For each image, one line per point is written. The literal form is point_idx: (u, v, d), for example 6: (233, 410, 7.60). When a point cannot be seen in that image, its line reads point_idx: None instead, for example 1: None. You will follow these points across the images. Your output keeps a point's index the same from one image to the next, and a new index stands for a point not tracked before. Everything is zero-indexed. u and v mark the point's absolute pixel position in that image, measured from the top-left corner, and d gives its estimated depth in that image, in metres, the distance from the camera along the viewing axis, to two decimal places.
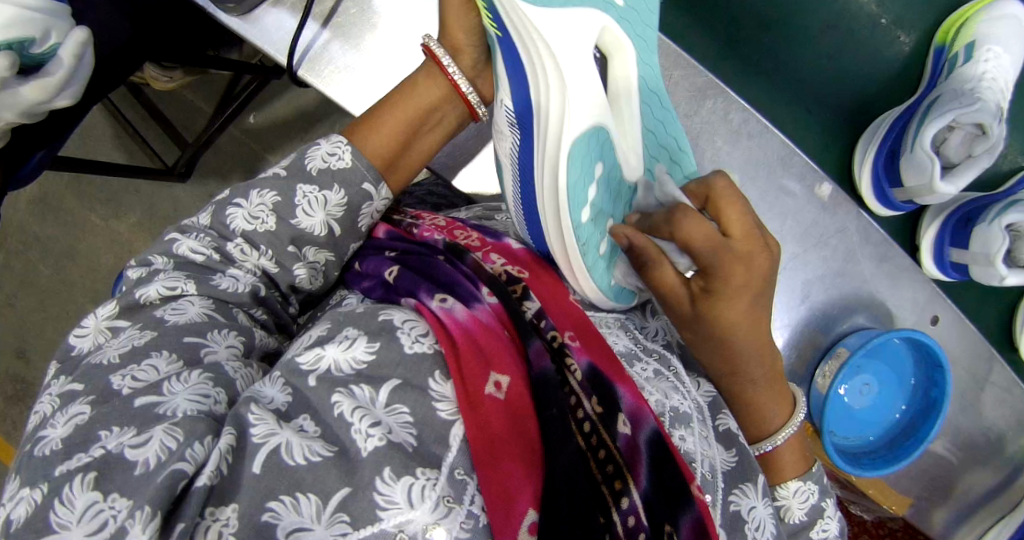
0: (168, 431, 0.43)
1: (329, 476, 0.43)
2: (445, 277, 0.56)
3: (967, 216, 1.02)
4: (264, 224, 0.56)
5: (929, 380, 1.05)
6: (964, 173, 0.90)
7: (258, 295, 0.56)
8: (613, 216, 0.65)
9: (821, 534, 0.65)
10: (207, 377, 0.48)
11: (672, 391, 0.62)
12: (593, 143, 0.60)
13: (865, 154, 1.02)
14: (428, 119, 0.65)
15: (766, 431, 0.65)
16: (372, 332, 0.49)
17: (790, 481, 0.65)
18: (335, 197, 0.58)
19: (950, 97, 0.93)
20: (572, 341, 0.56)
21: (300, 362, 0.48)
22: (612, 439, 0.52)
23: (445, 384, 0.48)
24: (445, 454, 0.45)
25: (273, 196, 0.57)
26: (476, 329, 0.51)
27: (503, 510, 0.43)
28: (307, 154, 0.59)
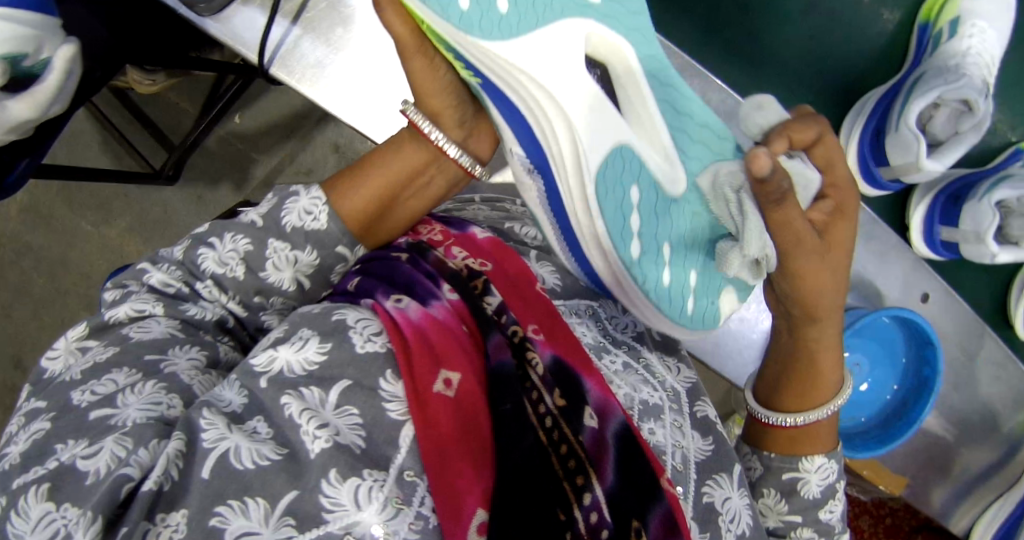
0: (119, 440, 0.42)
1: (277, 479, 0.42)
2: (401, 278, 0.54)
3: (957, 193, 1.00)
4: (233, 273, 0.54)
5: (920, 358, 1.04)
6: (952, 150, 0.89)
7: (225, 324, 0.55)
8: (672, 246, 0.59)
9: (830, 515, 0.66)
10: (164, 389, 0.46)
11: (641, 383, 0.61)
12: (622, 170, 0.56)
13: (852, 130, 1.00)
14: (409, 181, 0.60)
15: (814, 401, 0.65)
16: (325, 332, 0.48)
17: (816, 456, 0.65)
18: (306, 257, 0.56)
19: (935, 73, 0.91)
20: (536, 334, 0.55)
21: (254, 363, 0.47)
22: (574, 434, 0.51)
23: (396, 383, 0.47)
24: (394, 454, 0.45)
25: (245, 243, 0.55)
26: (429, 326, 0.50)
27: (453, 510, 0.43)
28: (284, 205, 0.56)
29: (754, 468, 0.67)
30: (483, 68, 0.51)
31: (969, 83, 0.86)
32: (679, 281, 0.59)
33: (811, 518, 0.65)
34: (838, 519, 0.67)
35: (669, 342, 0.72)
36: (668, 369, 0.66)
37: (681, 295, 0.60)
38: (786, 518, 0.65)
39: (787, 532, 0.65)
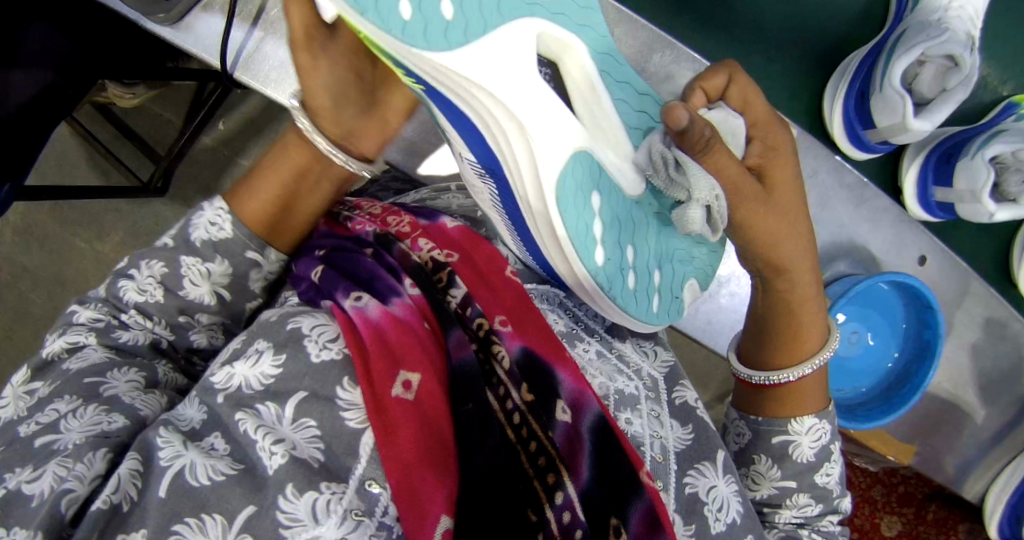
0: (61, 462, 0.43)
1: (233, 495, 0.42)
2: (366, 273, 0.53)
3: (949, 152, 0.97)
4: (152, 297, 0.55)
5: (921, 323, 1.02)
6: (939, 109, 0.86)
7: (159, 346, 0.56)
8: (634, 242, 0.57)
9: (826, 478, 0.65)
10: (105, 410, 0.47)
11: (617, 373, 0.60)
12: (583, 177, 0.51)
13: (835, 93, 0.97)
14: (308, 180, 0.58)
15: (800, 357, 0.63)
16: (279, 343, 0.47)
17: (805, 417, 0.63)
18: (218, 267, 0.56)
19: (917, 30, 0.87)
20: (503, 326, 0.53)
21: (212, 381, 0.46)
22: (543, 430, 0.50)
23: (355, 390, 0.46)
24: (355, 465, 0.44)
25: (160, 266, 0.56)
26: (388, 326, 0.49)
27: (417, 519, 0.42)
28: (191, 221, 0.57)
29: (743, 434, 0.66)
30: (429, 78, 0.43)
31: (953, 38, 0.83)
32: (644, 284, 0.59)
33: (807, 483, 0.64)
34: (835, 482, 0.66)
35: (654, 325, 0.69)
36: (644, 355, 0.64)
37: (646, 294, 0.59)
38: (779, 484, 0.64)
39: (783, 501, 0.64)
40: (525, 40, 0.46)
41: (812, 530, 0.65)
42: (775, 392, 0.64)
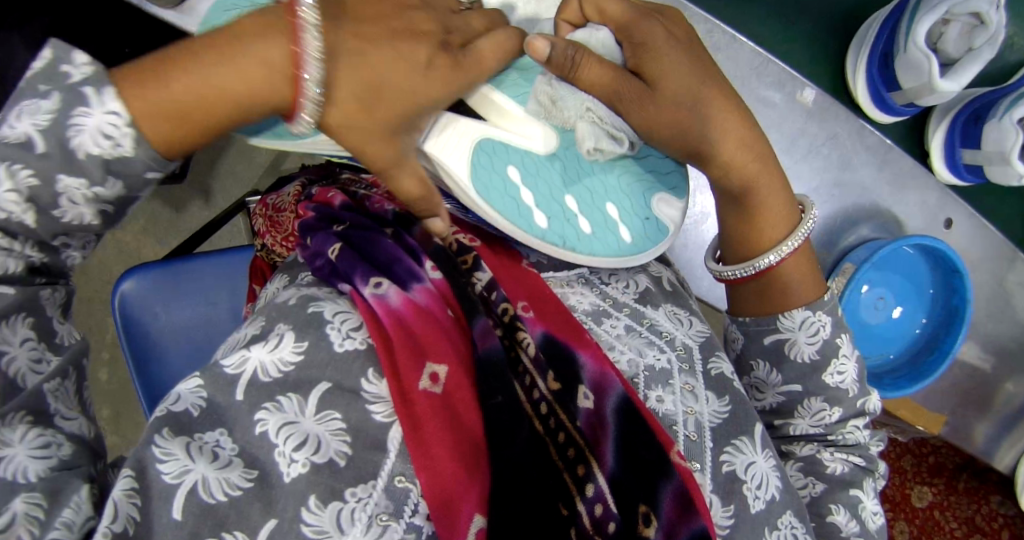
0: (30, 502, 0.37)
1: (253, 510, 0.40)
2: (383, 256, 0.51)
3: (977, 114, 0.92)
4: (19, 220, 0.41)
5: (950, 288, 0.98)
6: (966, 68, 0.82)
7: (34, 266, 0.43)
8: (578, 193, 0.61)
9: (837, 378, 0.60)
10: (26, 417, 0.40)
11: (647, 346, 0.59)
12: (491, 161, 0.57)
13: (858, 55, 0.93)
14: (247, 118, 0.46)
15: (768, 243, 0.62)
16: (299, 326, 0.46)
17: (794, 311, 0.60)
18: (110, 192, 0.42)
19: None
20: (526, 312, 0.52)
21: (224, 365, 0.43)
22: (571, 420, 0.49)
23: (381, 382, 0.45)
24: (383, 461, 0.43)
25: (28, 175, 0.39)
26: (409, 315, 0.47)
27: (446, 516, 0.42)
28: (70, 121, 0.39)
29: (738, 341, 0.65)
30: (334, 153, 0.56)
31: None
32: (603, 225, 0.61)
33: (814, 386, 0.61)
34: (852, 382, 0.61)
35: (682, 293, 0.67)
36: (678, 323, 0.62)
37: (607, 229, 0.61)
38: (784, 390, 0.62)
39: (795, 409, 0.62)
40: None
41: (833, 441, 0.62)
42: (759, 283, 0.62)
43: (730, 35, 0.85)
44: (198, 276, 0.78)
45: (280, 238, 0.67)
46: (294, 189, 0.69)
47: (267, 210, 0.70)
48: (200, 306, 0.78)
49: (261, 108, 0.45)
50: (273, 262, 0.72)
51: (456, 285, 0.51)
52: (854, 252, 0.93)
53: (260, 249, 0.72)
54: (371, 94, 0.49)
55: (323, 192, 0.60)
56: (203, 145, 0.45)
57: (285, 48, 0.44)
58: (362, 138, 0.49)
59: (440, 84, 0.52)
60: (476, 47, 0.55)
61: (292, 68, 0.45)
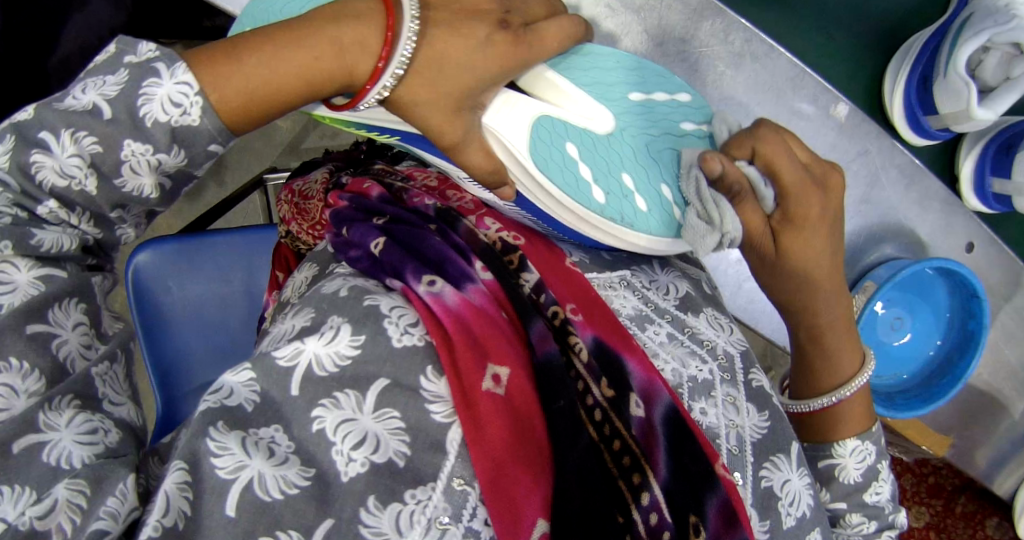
0: (73, 488, 0.38)
1: (308, 511, 0.40)
2: (433, 253, 0.50)
3: (1010, 141, 0.89)
4: (81, 186, 0.44)
5: (966, 310, 0.95)
6: (1004, 97, 0.78)
7: (88, 244, 0.47)
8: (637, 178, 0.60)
9: (876, 497, 0.61)
10: (74, 402, 0.42)
11: (690, 357, 0.57)
12: (552, 136, 0.56)
13: (897, 75, 0.91)
14: (316, 95, 0.48)
15: (831, 384, 0.62)
16: (356, 319, 0.45)
17: (848, 439, 0.61)
18: (172, 160, 0.45)
19: (985, 13, 0.78)
20: (576, 315, 0.51)
21: (277, 356, 0.42)
22: (627, 428, 0.48)
23: (439, 381, 0.45)
24: (443, 463, 0.43)
25: (91, 143, 0.42)
26: (469, 315, 0.46)
27: (511, 523, 0.41)
28: (141, 90, 0.43)
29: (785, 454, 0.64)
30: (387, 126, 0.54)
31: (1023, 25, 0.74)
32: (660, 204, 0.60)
33: (856, 503, 0.61)
34: (886, 499, 0.63)
35: (719, 299, 0.66)
36: (718, 330, 0.61)
37: (663, 208, 0.60)
38: (830, 508, 0.61)
39: (838, 520, 0.62)
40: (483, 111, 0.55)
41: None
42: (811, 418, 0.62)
43: (768, 44, 0.83)
44: (212, 253, 0.76)
45: (306, 226, 0.65)
46: (322, 175, 0.67)
47: (294, 195, 0.68)
48: (214, 283, 0.76)
49: (332, 86, 0.48)
50: (298, 249, 0.70)
51: (508, 286, 0.50)
52: (873, 270, 0.91)
53: (285, 234, 0.69)
54: (435, 84, 0.51)
55: (359, 183, 0.60)
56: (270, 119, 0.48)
57: (374, 29, 0.48)
58: (425, 114, 0.51)
59: (497, 62, 0.52)
60: (538, 26, 0.55)
61: (371, 56, 0.48)
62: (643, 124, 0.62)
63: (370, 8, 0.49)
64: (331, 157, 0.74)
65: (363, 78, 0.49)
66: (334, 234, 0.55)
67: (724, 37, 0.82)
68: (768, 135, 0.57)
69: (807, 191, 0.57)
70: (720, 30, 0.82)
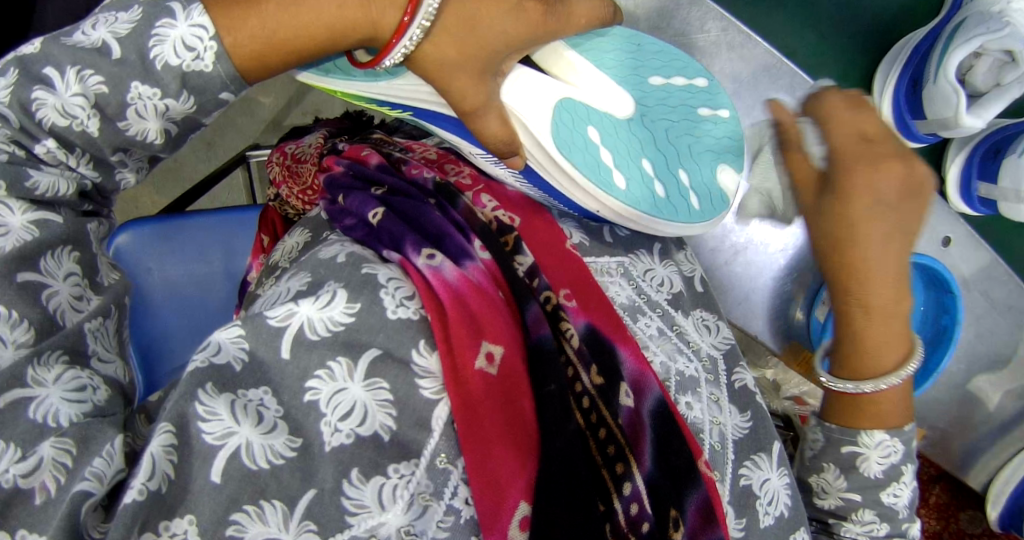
0: (58, 446, 0.39)
1: (293, 481, 0.40)
2: (433, 227, 0.50)
3: (996, 146, 0.86)
4: (81, 127, 0.45)
5: (940, 305, 0.90)
6: (992, 103, 0.78)
7: (84, 190, 0.49)
8: (649, 159, 0.63)
9: (892, 499, 0.58)
10: (63, 358, 0.43)
11: (677, 352, 0.57)
12: (570, 121, 0.59)
13: (886, 81, 0.90)
14: (337, 46, 0.51)
15: (882, 368, 0.54)
16: (353, 286, 0.45)
17: (878, 431, 0.56)
18: (179, 106, 0.47)
19: (977, 19, 0.77)
20: (569, 302, 0.51)
21: (269, 316, 0.42)
22: (613, 417, 0.48)
23: (431, 356, 0.45)
24: (427, 439, 0.43)
25: (97, 82, 0.44)
26: (467, 291, 0.47)
27: (493, 502, 0.42)
28: (154, 31, 0.44)
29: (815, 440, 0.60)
30: (405, 102, 0.59)
31: (1015, 33, 0.73)
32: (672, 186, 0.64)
33: (871, 499, 0.58)
34: (904, 504, 0.59)
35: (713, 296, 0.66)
36: (704, 331, 0.61)
37: (681, 196, 0.64)
38: (845, 496, 0.58)
39: (847, 514, 0.59)
40: (536, 96, 0.57)
41: None
42: (847, 400, 0.56)
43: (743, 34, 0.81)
44: (191, 234, 0.75)
45: (296, 191, 0.64)
46: (316, 140, 0.66)
47: (285, 158, 0.67)
48: (194, 263, 0.74)
49: (356, 36, 0.50)
50: (286, 213, 0.70)
51: (506, 267, 0.50)
52: None
53: (274, 198, 0.69)
54: (456, 49, 0.52)
55: (357, 149, 0.59)
56: (286, 68, 0.50)
57: None
58: (452, 75, 0.53)
59: (529, 29, 0.55)
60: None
61: (397, 9, 0.50)
62: (660, 111, 0.66)
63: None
64: (322, 123, 0.73)
65: (388, 30, 0.51)
66: (329, 204, 0.54)
67: (702, 25, 0.83)
68: (835, 102, 0.55)
69: (880, 158, 0.53)
70: (696, 18, 0.83)
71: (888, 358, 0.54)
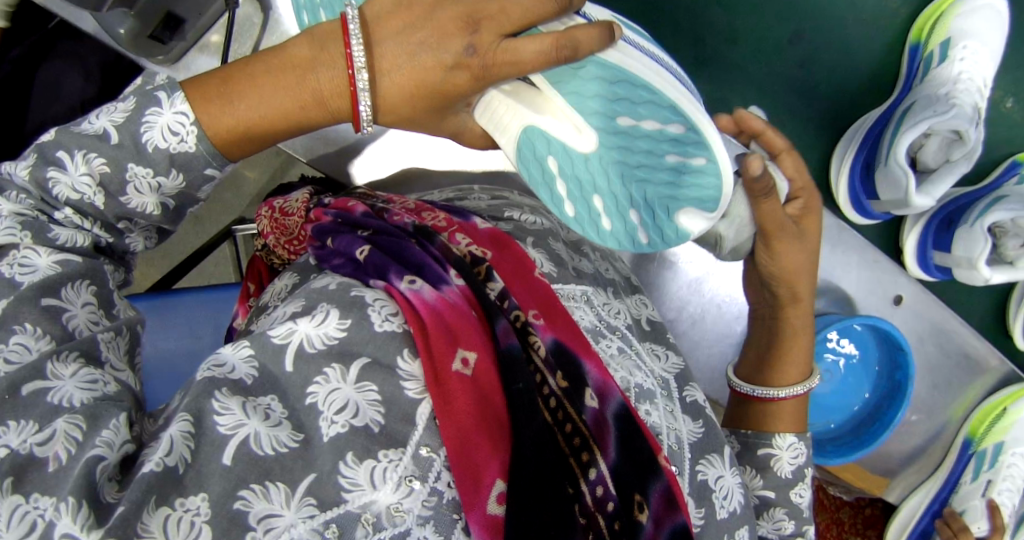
0: (71, 423, 0.45)
1: (294, 466, 0.45)
2: (414, 258, 0.56)
3: (949, 218, 1.00)
4: (90, 200, 0.53)
5: (894, 364, 1.03)
6: (943, 180, 0.88)
7: (99, 244, 0.56)
8: (603, 194, 0.61)
9: (800, 498, 0.73)
10: (78, 358, 0.49)
11: (636, 369, 0.63)
12: (535, 148, 0.60)
13: (842, 161, 1.01)
14: (302, 121, 0.57)
15: (780, 380, 0.74)
16: (344, 307, 0.51)
17: (787, 434, 0.72)
18: (171, 182, 0.54)
19: (925, 103, 0.88)
20: (537, 320, 0.57)
21: (272, 335, 0.49)
22: (577, 413, 0.53)
23: (413, 362, 0.50)
24: (411, 432, 0.48)
25: (100, 163, 0.52)
26: (444, 308, 0.53)
27: (472, 481, 0.47)
28: (144, 118, 0.52)
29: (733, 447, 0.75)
30: None
31: (959, 114, 0.84)
32: (625, 226, 0.63)
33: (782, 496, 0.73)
34: (806, 503, 0.74)
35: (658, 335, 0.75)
36: (656, 358, 0.69)
37: (629, 229, 0.64)
38: (760, 493, 0.72)
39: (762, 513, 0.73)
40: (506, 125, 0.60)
41: None
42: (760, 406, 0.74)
43: None
44: (182, 312, 0.83)
45: (284, 241, 0.70)
46: (302, 195, 0.72)
47: (273, 212, 0.72)
48: (185, 338, 0.81)
49: (313, 114, 0.57)
50: (271, 263, 0.76)
51: (479, 292, 0.56)
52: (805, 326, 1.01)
53: (262, 248, 0.75)
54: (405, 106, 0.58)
55: (343, 201, 0.66)
56: (263, 142, 0.58)
57: (339, 66, 0.55)
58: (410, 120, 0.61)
59: (466, 83, 0.57)
60: (509, 45, 0.54)
61: (342, 90, 0.56)
62: (630, 153, 0.58)
63: (329, 33, 0.56)
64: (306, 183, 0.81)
65: (342, 110, 0.57)
66: (320, 250, 0.60)
67: None
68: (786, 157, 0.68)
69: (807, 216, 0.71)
70: None
71: (794, 372, 0.74)
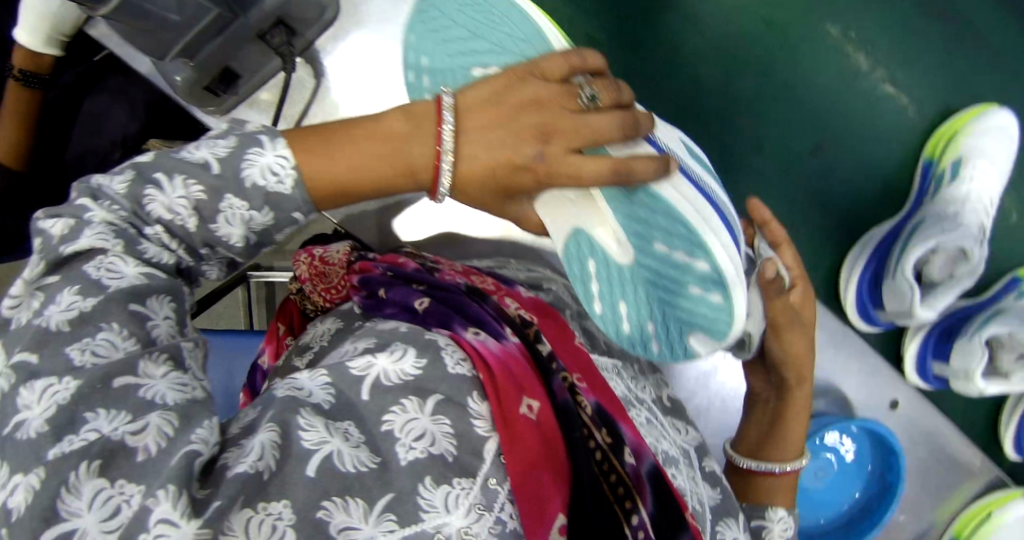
0: (164, 419, 0.48)
1: (373, 484, 0.49)
2: (475, 314, 0.63)
3: (949, 330, 1.08)
4: (183, 222, 0.55)
5: (886, 465, 1.08)
6: (943, 296, 0.98)
7: (180, 266, 0.58)
8: (628, 306, 0.61)
9: None
10: (166, 360, 0.52)
11: (662, 437, 0.68)
12: (578, 245, 0.61)
13: (852, 270, 1.10)
14: (381, 189, 0.59)
15: (778, 456, 0.80)
16: (419, 348, 0.57)
17: (777, 507, 0.78)
18: (262, 218, 0.56)
19: (935, 221, 1.00)
20: (581, 381, 0.62)
21: (351, 366, 0.54)
22: (621, 465, 0.58)
23: (481, 403, 0.55)
24: (480, 465, 0.53)
25: (199, 190, 0.54)
26: (509, 359, 0.58)
27: (536, 515, 0.52)
28: (246, 156, 0.55)
29: None
30: None
31: (965, 235, 0.96)
32: (641, 336, 0.62)
33: None
34: None
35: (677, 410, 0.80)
36: (677, 430, 0.75)
37: (646, 341, 0.63)
38: None
39: None
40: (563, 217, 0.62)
41: None
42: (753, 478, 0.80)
43: None
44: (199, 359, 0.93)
45: (321, 288, 0.72)
46: (342, 248, 0.75)
47: (313, 259, 0.73)
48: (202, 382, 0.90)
49: (394, 184, 0.59)
50: (304, 308, 0.77)
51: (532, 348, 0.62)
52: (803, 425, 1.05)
53: (296, 293, 0.76)
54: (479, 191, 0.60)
55: (392, 257, 0.73)
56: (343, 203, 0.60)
57: (424, 147, 0.57)
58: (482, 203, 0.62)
59: (531, 183, 0.58)
60: (571, 159, 0.56)
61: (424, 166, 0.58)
62: (658, 277, 0.58)
63: (425, 112, 0.58)
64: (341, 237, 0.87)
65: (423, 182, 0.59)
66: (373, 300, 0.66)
67: None
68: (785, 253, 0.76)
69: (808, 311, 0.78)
70: None
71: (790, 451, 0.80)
